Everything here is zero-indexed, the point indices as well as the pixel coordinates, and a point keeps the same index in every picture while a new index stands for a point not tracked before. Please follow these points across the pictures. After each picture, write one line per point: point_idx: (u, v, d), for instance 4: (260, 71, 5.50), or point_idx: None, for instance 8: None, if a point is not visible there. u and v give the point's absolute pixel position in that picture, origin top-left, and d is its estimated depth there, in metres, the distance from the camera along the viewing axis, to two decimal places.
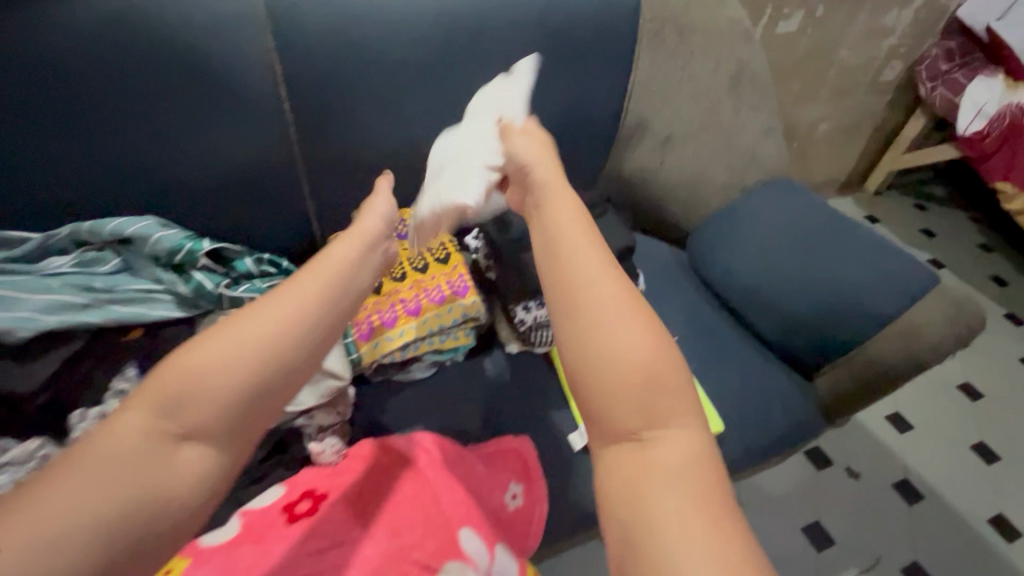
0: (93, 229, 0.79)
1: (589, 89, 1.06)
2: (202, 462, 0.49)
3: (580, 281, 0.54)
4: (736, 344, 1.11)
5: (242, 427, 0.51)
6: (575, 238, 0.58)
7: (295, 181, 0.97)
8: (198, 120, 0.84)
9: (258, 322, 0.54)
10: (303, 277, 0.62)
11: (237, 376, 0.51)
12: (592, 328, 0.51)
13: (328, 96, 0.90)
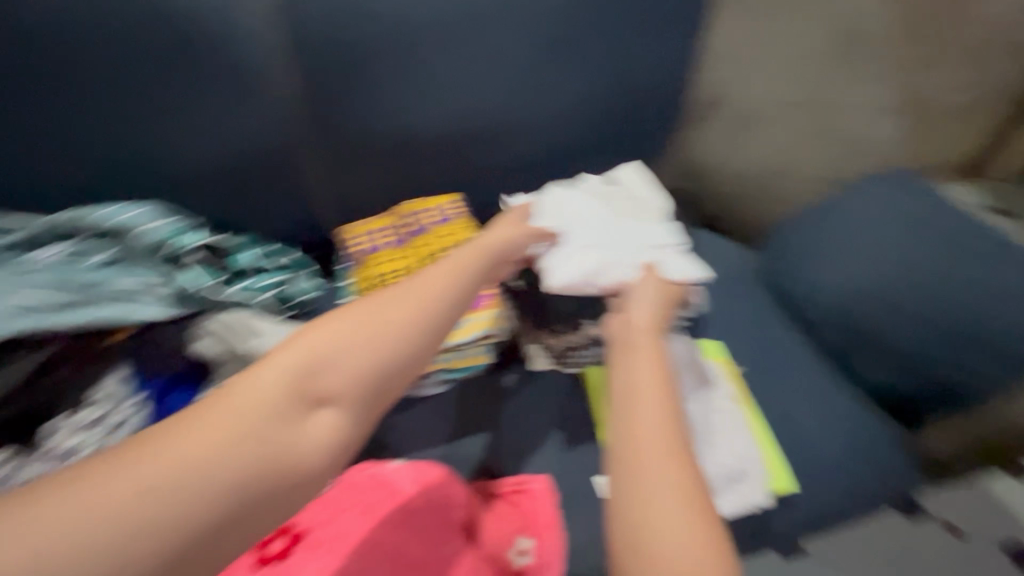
0: (78, 218, 0.73)
1: (640, 56, 0.92)
2: (334, 430, 0.45)
3: (639, 432, 0.53)
4: (815, 375, 0.90)
5: (368, 402, 0.49)
6: (647, 397, 0.57)
7: (306, 164, 0.86)
8: (190, 96, 0.74)
9: (393, 314, 0.53)
10: (432, 275, 0.61)
11: (374, 356, 0.50)
12: (644, 504, 0.47)
13: (340, 66, 0.79)
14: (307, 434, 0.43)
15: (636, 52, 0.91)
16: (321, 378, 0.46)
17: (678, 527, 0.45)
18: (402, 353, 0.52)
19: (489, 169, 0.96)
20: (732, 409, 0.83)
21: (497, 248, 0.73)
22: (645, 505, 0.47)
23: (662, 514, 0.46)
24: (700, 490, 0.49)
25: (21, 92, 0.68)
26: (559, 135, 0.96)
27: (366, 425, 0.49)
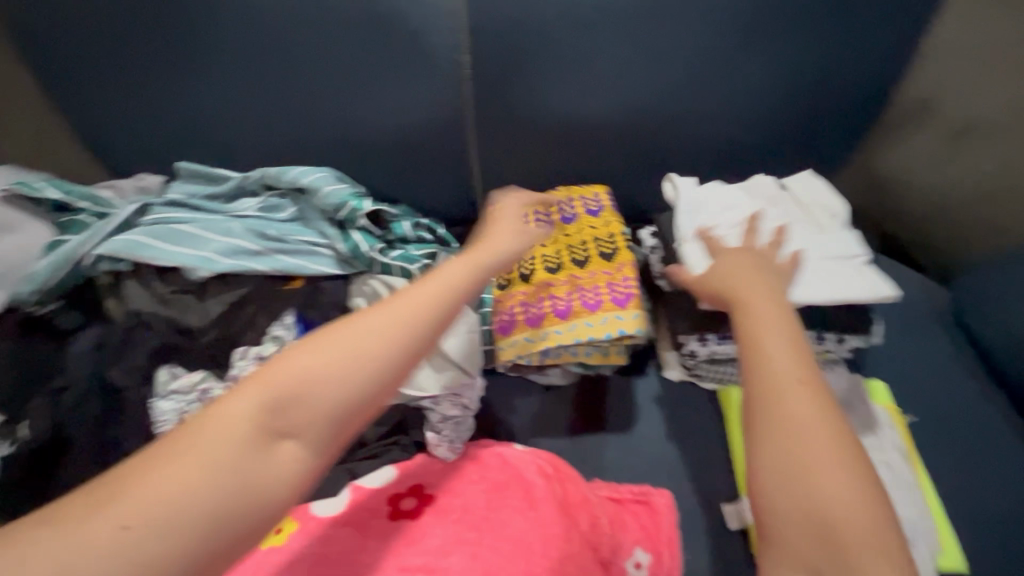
0: (277, 175, 0.83)
1: (833, 56, 0.82)
2: (301, 462, 0.43)
3: (810, 460, 0.47)
4: (1010, 443, 0.76)
5: (338, 429, 0.45)
6: (809, 423, 0.49)
7: (466, 145, 0.90)
8: (377, 71, 0.81)
9: (367, 333, 0.48)
10: (416, 290, 0.54)
11: (349, 382, 0.46)
12: (797, 451, 0.48)
13: (512, 52, 0.80)
14: (276, 469, 0.42)
15: (829, 50, 0.82)
16: (291, 409, 0.44)
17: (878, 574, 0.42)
18: (381, 378, 0.47)
19: (646, 161, 0.92)
20: (902, 464, 0.71)
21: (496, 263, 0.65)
22: (828, 544, 0.44)
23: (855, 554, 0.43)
24: (873, 477, 0.47)
25: (252, 68, 0.80)
26: (725, 137, 0.90)
27: (336, 452, 0.46)
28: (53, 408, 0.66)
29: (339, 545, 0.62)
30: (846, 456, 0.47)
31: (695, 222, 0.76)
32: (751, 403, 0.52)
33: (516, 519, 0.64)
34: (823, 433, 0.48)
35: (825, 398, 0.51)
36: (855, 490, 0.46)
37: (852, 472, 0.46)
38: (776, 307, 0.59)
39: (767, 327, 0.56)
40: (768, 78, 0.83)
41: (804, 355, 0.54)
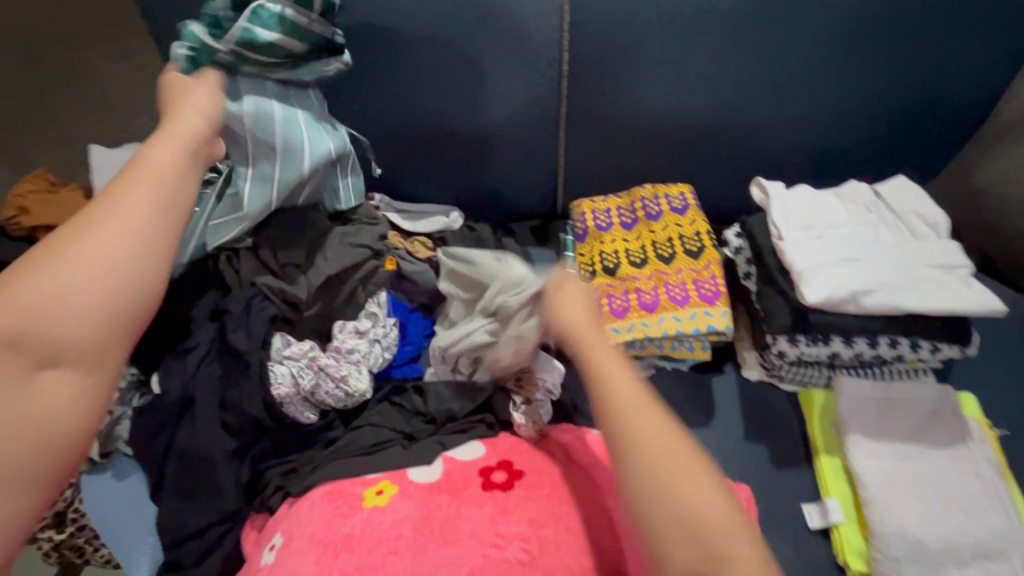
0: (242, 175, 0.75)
1: (938, 63, 0.81)
2: (75, 383, 0.48)
3: (672, 470, 0.46)
4: None
5: (108, 340, 0.49)
6: (651, 436, 0.49)
7: (553, 139, 0.92)
8: (479, 64, 0.84)
9: (109, 255, 0.50)
10: (132, 206, 0.53)
11: (101, 293, 0.49)
12: (658, 471, 0.47)
13: (610, 50, 0.82)
14: (47, 397, 0.46)
15: (936, 56, 0.81)
16: (28, 339, 0.46)
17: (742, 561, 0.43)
18: (139, 275, 0.51)
19: (734, 161, 0.92)
20: (995, 477, 0.70)
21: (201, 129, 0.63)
22: (697, 542, 0.44)
23: (727, 548, 0.43)
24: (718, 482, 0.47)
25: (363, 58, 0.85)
26: (815, 140, 0.89)
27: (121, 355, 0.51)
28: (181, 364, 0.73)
29: (439, 509, 0.66)
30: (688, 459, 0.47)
31: (790, 226, 0.74)
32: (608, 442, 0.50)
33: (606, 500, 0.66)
34: (660, 445, 0.48)
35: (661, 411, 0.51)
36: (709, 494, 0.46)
37: (696, 472, 0.47)
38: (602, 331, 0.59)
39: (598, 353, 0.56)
40: (865, 83, 0.83)
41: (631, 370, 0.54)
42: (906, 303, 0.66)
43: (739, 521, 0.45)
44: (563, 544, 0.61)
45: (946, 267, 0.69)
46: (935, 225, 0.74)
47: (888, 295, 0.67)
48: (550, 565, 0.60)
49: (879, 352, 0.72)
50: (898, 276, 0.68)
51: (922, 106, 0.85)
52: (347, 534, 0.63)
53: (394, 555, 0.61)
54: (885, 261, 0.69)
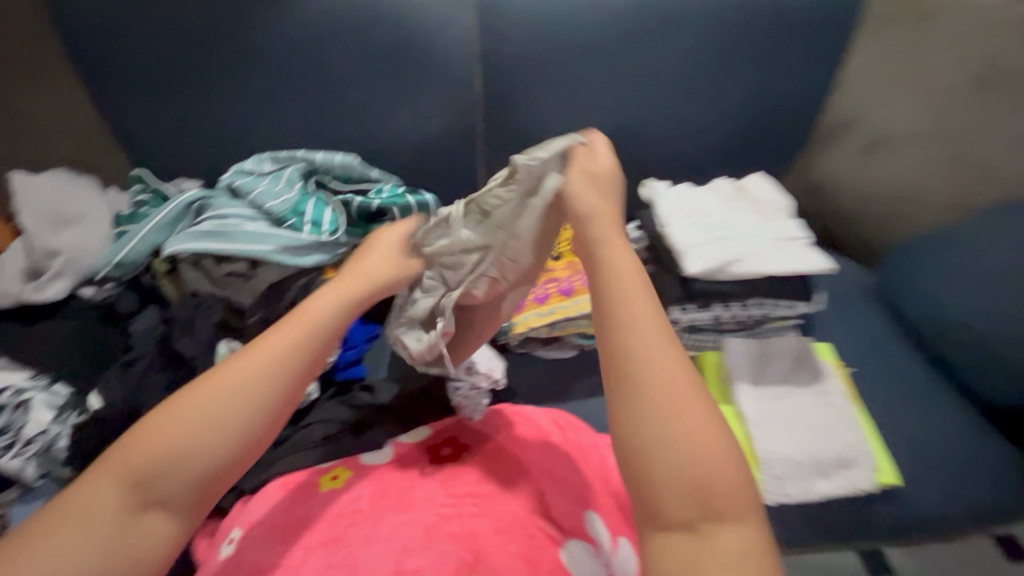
0: (240, 189, 0.89)
1: (775, 84, 1.02)
2: (168, 524, 0.57)
3: (688, 435, 0.56)
4: (928, 391, 0.93)
5: (197, 496, 0.59)
6: (683, 401, 0.58)
7: (474, 154, 1.04)
8: (406, 90, 0.95)
9: (214, 423, 0.60)
10: (245, 383, 0.62)
11: (203, 462, 0.58)
12: (679, 438, 0.56)
13: (517, 75, 0.96)
14: (146, 534, 0.56)
15: (771, 79, 1.02)
16: (158, 482, 0.57)
17: (735, 532, 0.53)
18: (246, 438, 0.61)
19: (629, 169, 1.08)
20: (845, 403, 0.87)
21: (368, 287, 0.76)
22: (702, 503, 0.54)
23: (728, 515, 0.53)
24: (730, 453, 0.56)
25: (297, 85, 0.93)
26: (691, 147, 1.07)
27: (201, 510, 0.60)
28: (124, 377, 0.74)
29: (393, 484, 0.71)
30: (711, 430, 0.57)
31: (673, 215, 0.90)
32: (642, 404, 0.58)
33: (542, 456, 0.75)
34: (690, 410, 0.57)
35: (697, 385, 0.60)
36: (724, 461, 0.55)
37: (716, 442, 0.56)
38: (646, 303, 0.65)
39: (648, 321, 0.63)
40: (723, 100, 1.02)
41: (677, 347, 0.62)
42: (763, 269, 0.83)
43: (748, 495, 0.55)
44: (509, 494, 0.69)
45: (790, 239, 0.87)
46: (781, 209, 0.93)
47: (750, 264, 0.83)
48: (499, 513, 0.66)
49: (750, 312, 0.87)
50: (756, 250, 0.85)
51: (768, 118, 1.06)
52: (308, 515, 0.67)
53: (356, 526, 0.65)
54: (746, 238, 0.86)
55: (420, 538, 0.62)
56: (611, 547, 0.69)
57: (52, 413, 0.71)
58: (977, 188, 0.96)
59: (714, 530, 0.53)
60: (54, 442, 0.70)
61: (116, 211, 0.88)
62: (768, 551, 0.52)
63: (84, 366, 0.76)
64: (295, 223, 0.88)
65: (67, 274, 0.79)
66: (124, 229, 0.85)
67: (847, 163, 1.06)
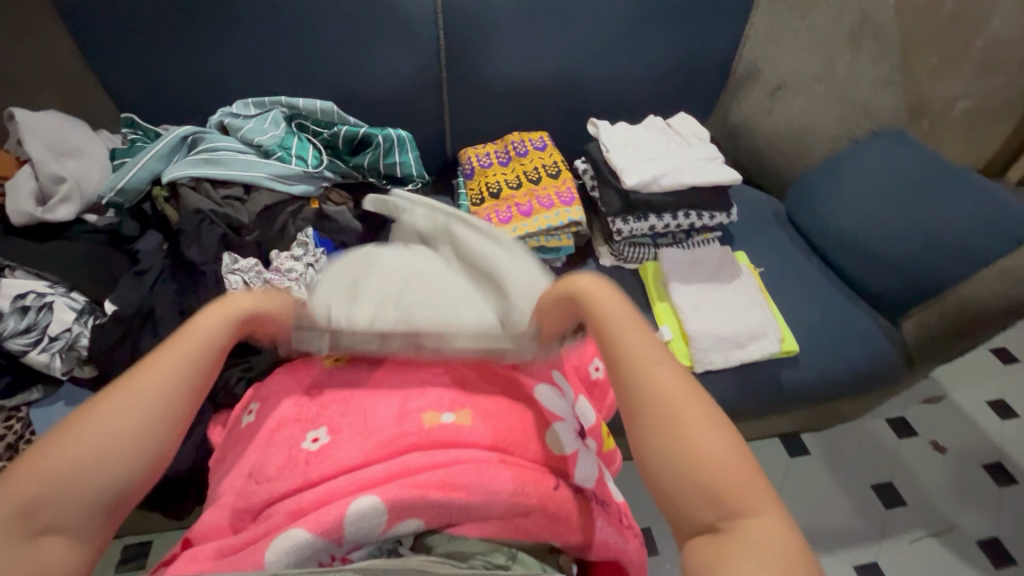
0: (231, 125, 0.98)
1: (700, 37, 1.18)
2: (63, 561, 0.39)
3: (677, 413, 0.44)
4: (822, 285, 1.14)
5: (99, 522, 0.42)
6: (677, 404, 0.44)
7: (439, 101, 1.16)
8: (374, 39, 1.06)
9: (116, 427, 0.43)
10: (156, 379, 0.47)
11: (99, 471, 0.42)
12: (671, 424, 0.43)
13: (473, 26, 1.08)
14: (38, 570, 0.38)
15: (696, 33, 1.17)
16: (41, 511, 0.39)
17: (767, 529, 0.38)
18: (171, 435, 0.46)
19: (575, 112, 1.23)
20: (755, 293, 1.07)
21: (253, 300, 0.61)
22: (715, 502, 0.40)
23: (752, 513, 0.39)
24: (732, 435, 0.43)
25: (276, 35, 1.03)
26: (629, 93, 1.22)
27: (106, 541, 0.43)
28: (138, 285, 0.83)
29: (388, 360, 0.79)
30: (717, 431, 0.42)
31: (614, 144, 1.06)
32: (627, 396, 0.47)
33: None
34: (687, 412, 0.43)
35: (692, 387, 0.46)
36: (737, 466, 0.41)
37: (728, 442, 0.42)
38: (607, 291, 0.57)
39: (620, 325, 0.52)
40: (655, 50, 1.17)
41: (659, 346, 0.50)
42: (683, 183, 1.01)
43: (759, 478, 0.41)
44: (492, 358, 0.78)
45: (707, 159, 1.05)
46: (700, 137, 1.10)
47: (674, 179, 1.01)
48: (484, 371, 0.75)
49: (677, 221, 1.06)
50: (679, 169, 1.02)
51: (694, 69, 1.22)
52: (315, 384, 0.76)
53: (356, 388, 0.74)
54: (671, 160, 1.03)
55: (416, 389, 0.73)
56: (572, 396, 0.79)
57: (73, 314, 0.79)
58: (858, 122, 1.19)
59: (740, 526, 0.39)
60: (77, 341, 0.78)
61: (111, 149, 0.95)
62: (805, 552, 0.38)
63: (95, 279, 0.84)
64: (282, 155, 0.98)
65: (74, 198, 0.87)
66: (122, 161, 0.93)
67: (754, 107, 1.26)
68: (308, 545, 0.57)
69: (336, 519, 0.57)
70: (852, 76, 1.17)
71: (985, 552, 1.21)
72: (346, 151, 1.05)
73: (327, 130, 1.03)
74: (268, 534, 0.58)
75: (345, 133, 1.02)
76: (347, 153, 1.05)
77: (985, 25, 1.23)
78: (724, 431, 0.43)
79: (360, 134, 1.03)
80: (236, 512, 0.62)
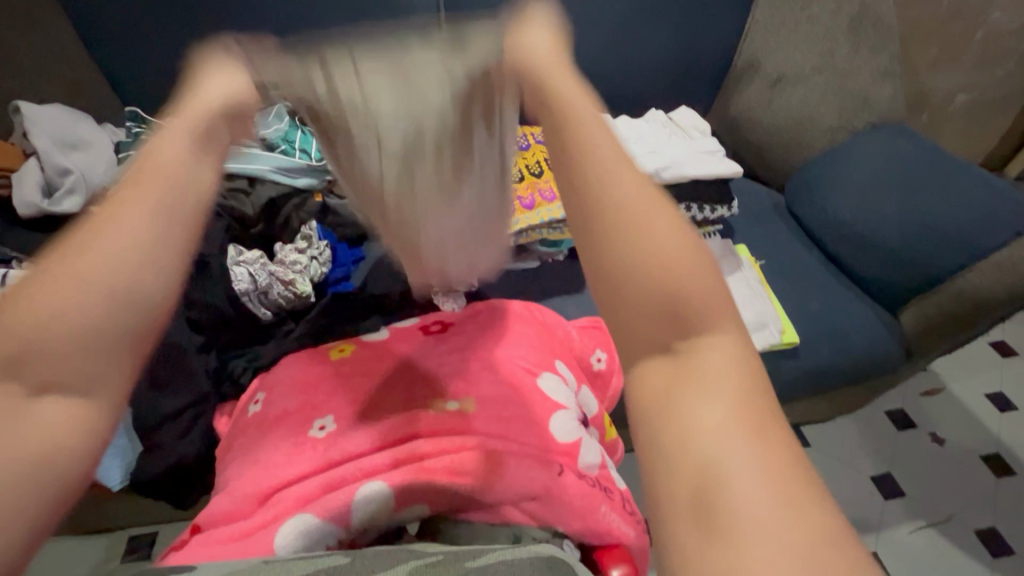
0: None
1: (700, 30, 1.18)
2: (68, 422, 0.31)
3: (636, 216, 0.35)
4: (822, 276, 1.15)
5: (109, 370, 0.33)
6: (646, 209, 0.36)
7: None
8: None
9: (84, 262, 0.33)
10: (123, 199, 0.36)
11: (73, 315, 0.32)
12: (629, 229, 0.35)
13: None
14: (35, 435, 0.30)
15: (696, 26, 1.18)
16: (32, 363, 0.31)
17: (722, 348, 0.34)
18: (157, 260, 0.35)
19: None
20: (755, 285, 1.08)
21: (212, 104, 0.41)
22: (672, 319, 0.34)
23: (707, 328, 0.34)
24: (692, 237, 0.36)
25: None
26: (630, 86, 1.23)
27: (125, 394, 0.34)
28: None
29: (393, 349, 0.80)
30: (683, 243, 0.35)
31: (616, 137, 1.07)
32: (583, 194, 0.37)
33: (525, 324, 0.84)
34: (660, 220, 0.35)
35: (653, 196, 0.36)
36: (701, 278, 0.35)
37: (688, 248, 0.35)
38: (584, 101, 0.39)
39: (587, 127, 0.38)
40: (656, 42, 1.17)
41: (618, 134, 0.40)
42: (685, 176, 1.02)
43: (716, 289, 0.35)
44: (497, 348, 0.78)
45: (708, 152, 1.06)
46: (701, 130, 1.11)
47: (675, 172, 1.02)
48: (490, 360, 0.76)
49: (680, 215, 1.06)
50: (680, 162, 1.03)
51: (695, 62, 1.23)
52: (321, 373, 0.76)
53: (360, 376, 0.75)
54: (673, 153, 1.04)
55: (422, 378, 0.73)
56: (576, 386, 0.80)
57: None
58: (858, 113, 1.20)
59: (694, 348, 0.33)
60: None
61: (115, 141, 0.96)
62: (755, 366, 0.34)
63: None
64: (285, 149, 0.98)
65: (80, 189, 0.88)
66: (127, 154, 0.94)
67: (755, 99, 1.26)
68: (317, 529, 0.57)
69: (344, 504, 0.58)
70: (852, 67, 1.18)
71: (983, 541, 1.22)
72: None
73: None
74: (275, 519, 0.59)
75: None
76: None
77: (984, 16, 1.23)
78: (684, 234, 0.36)
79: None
80: (242, 498, 0.62)
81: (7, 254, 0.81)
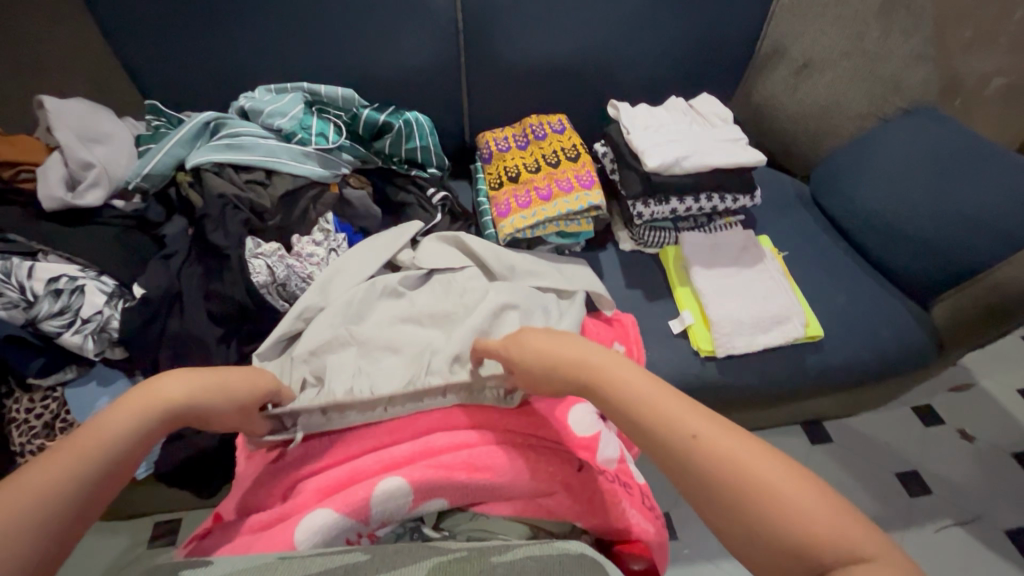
0: (252, 110, 0.98)
1: (724, 13, 1.14)
2: None
3: (737, 483, 0.43)
4: (847, 268, 1.12)
5: None
6: (736, 470, 0.43)
7: (457, 85, 1.15)
8: (390, 24, 1.04)
9: None
10: (81, 457, 0.45)
11: None
12: (749, 488, 0.42)
13: (490, 6, 1.05)
14: None
15: (721, 10, 1.14)
16: None
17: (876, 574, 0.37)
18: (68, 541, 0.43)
19: (595, 95, 1.21)
20: (778, 276, 1.05)
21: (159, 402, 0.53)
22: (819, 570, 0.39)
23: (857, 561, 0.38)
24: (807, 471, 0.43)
25: (292, 18, 1.01)
26: (650, 73, 1.20)
27: None
28: (165, 268, 0.86)
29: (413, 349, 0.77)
30: (782, 471, 0.43)
31: (636, 128, 1.04)
32: (692, 474, 0.45)
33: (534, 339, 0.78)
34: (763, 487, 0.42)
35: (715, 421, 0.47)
36: (836, 523, 0.39)
37: (788, 474, 0.42)
38: (630, 371, 0.53)
39: (668, 413, 0.48)
40: (678, 28, 1.14)
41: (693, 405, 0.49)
42: (707, 166, 0.99)
43: (845, 514, 0.40)
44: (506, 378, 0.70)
45: (731, 141, 1.04)
46: (723, 119, 1.08)
47: (697, 162, 0.99)
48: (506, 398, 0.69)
49: (700, 205, 1.05)
50: (703, 153, 1.00)
51: (717, 49, 1.19)
52: None
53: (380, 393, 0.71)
54: (693, 144, 1.01)
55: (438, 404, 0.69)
56: None
57: (104, 298, 0.82)
58: (888, 99, 1.16)
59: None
60: (107, 323, 0.81)
61: (136, 135, 0.97)
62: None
63: (126, 265, 0.87)
64: (302, 137, 0.98)
65: (102, 183, 0.89)
66: (147, 147, 0.95)
67: (780, 85, 1.22)
68: (335, 524, 0.57)
69: (364, 500, 0.58)
70: (884, 51, 1.14)
71: (1015, 541, 1.18)
72: (367, 137, 1.03)
73: (348, 115, 1.02)
74: (296, 512, 0.59)
75: (365, 118, 1.00)
76: (366, 134, 1.03)
77: None
78: (783, 468, 0.43)
79: (380, 120, 1.01)
80: (267, 490, 0.63)
81: (32, 246, 0.83)
